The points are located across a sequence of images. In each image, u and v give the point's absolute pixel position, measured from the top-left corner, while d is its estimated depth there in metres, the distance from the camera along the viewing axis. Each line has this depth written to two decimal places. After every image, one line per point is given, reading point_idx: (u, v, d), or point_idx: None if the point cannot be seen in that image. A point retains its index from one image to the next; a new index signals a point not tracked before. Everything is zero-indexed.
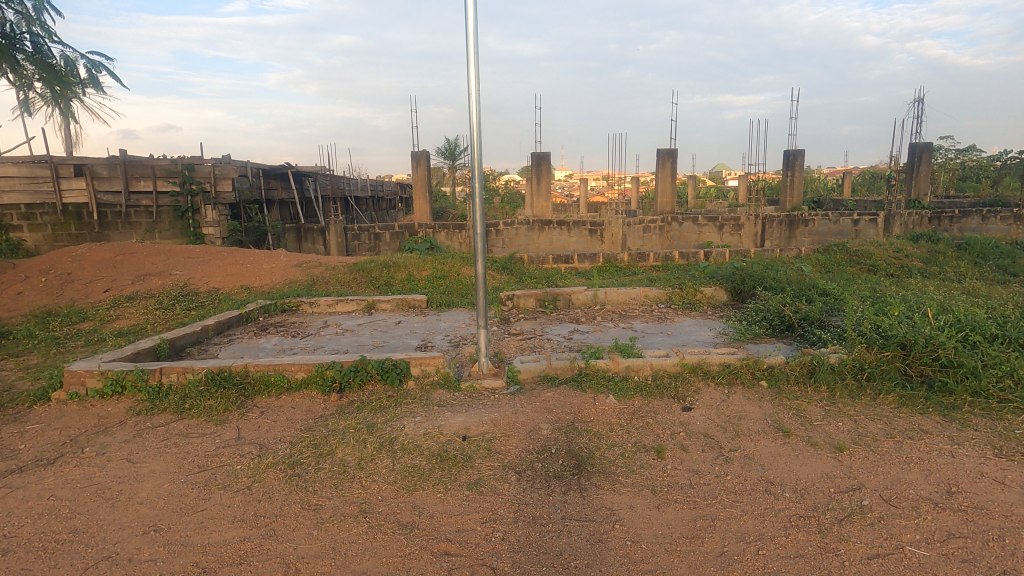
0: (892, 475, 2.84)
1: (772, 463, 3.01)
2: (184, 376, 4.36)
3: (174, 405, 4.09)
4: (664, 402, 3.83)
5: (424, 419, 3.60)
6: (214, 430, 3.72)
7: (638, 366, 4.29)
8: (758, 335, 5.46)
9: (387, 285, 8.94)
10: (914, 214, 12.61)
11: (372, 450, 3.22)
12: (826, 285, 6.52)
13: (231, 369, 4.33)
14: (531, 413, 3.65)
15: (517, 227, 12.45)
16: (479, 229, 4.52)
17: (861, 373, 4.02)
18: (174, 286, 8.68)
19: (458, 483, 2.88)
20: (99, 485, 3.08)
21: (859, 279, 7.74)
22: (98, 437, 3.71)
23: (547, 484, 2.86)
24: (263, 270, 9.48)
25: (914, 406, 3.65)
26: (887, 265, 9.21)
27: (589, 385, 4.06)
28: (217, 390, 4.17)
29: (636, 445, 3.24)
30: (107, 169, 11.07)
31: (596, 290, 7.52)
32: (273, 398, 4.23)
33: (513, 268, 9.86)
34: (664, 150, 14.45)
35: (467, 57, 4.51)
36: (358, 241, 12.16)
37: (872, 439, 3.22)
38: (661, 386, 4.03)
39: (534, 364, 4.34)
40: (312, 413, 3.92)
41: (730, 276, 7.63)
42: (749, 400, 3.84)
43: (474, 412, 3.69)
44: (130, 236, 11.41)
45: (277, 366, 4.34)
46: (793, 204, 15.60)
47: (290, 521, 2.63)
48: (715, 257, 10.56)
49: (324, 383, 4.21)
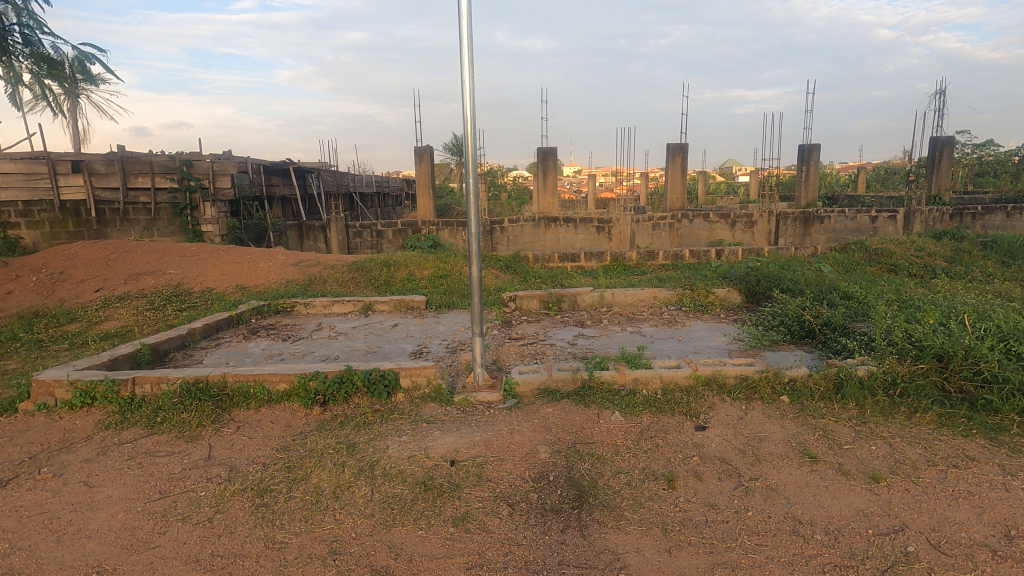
0: (939, 514, 2.48)
1: (798, 496, 2.66)
2: (158, 388, 4.08)
3: (145, 419, 3.80)
4: (675, 421, 3.47)
5: (410, 440, 3.26)
6: (183, 449, 3.43)
7: (646, 378, 3.92)
8: (776, 342, 5.12)
9: (387, 285, 8.63)
10: (935, 211, 12.15)
11: (350, 475, 2.90)
12: (849, 286, 6.12)
13: (208, 379, 4.05)
14: (527, 432, 3.31)
15: (523, 224, 12.09)
16: (475, 229, 4.15)
17: (894, 388, 3.65)
18: (167, 286, 8.42)
19: (442, 517, 2.56)
20: (47, 514, 2.78)
21: (881, 280, 7.32)
22: (58, 455, 3.42)
23: (542, 520, 2.53)
24: (259, 268, 9.20)
25: (955, 427, 3.27)
26: (909, 264, 8.78)
27: (593, 400, 3.71)
28: (191, 402, 3.89)
29: (644, 472, 2.90)
30: (105, 165, 10.85)
31: (603, 291, 7.17)
32: (251, 410, 3.93)
33: (517, 265, 9.49)
34: (675, 144, 13.92)
35: (461, 43, 4.15)
36: (359, 239, 11.88)
37: (911, 468, 2.85)
38: (672, 402, 3.67)
39: (534, 375, 3.99)
40: (291, 430, 3.62)
41: (745, 277, 7.24)
42: (770, 418, 3.48)
43: (466, 431, 3.34)
44: (127, 234, 11.20)
45: (256, 376, 4.05)
46: (809, 200, 15.12)
47: (250, 564, 2.32)
48: (728, 255, 10.17)
49: (307, 396, 3.91)
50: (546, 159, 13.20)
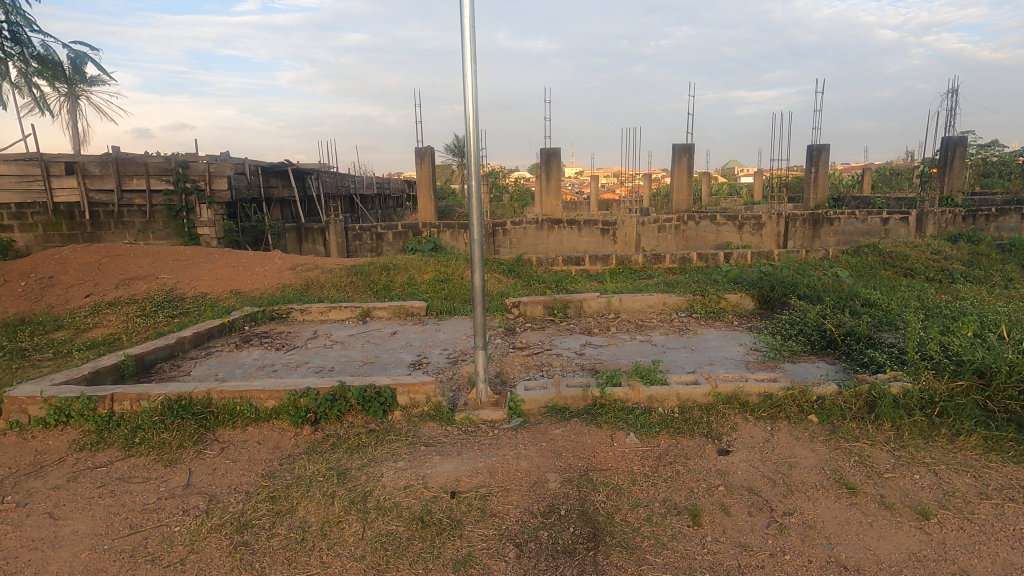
0: (1002, 559, 2.20)
1: (840, 535, 2.38)
2: (138, 405, 3.81)
3: (122, 440, 3.53)
4: (695, 444, 3.19)
5: (407, 466, 2.98)
6: (161, 475, 3.15)
7: (662, 396, 3.64)
8: (796, 353, 4.86)
9: (386, 290, 8.37)
10: (948, 213, 11.84)
11: (340, 508, 2.62)
12: (870, 293, 5.83)
13: (191, 396, 3.78)
14: (535, 458, 3.02)
15: (526, 227, 11.83)
16: (477, 233, 3.87)
17: (932, 408, 3.37)
18: (159, 291, 8.16)
19: (442, 561, 2.28)
20: (5, 553, 2.51)
21: (900, 285, 7.04)
22: (26, 482, 3.15)
23: (554, 564, 2.25)
24: (255, 273, 8.95)
25: (1004, 452, 2.98)
26: (926, 268, 8.49)
27: (606, 420, 3.43)
28: (173, 421, 3.62)
29: (666, 506, 2.62)
30: (99, 167, 10.59)
31: (610, 296, 6.88)
32: (237, 430, 3.66)
33: (520, 269, 9.22)
34: (680, 145, 13.67)
35: (462, 35, 3.87)
36: (359, 241, 11.63)
37: (962, 501, 2.57)
38: (691, 422, 3.39)
39: (540, 392, 3.71)
40: (279, 453, 3.35)
41: (758, 282, 6.96)
42: (799, 441, 3.20)
43: (468, 456, 3.07)
44: (122, 237, 10.94)
45: (243, 393, 3.78)
46: (818, 202, 14.83)
47: None
48: (737, 258, 9.89)
49: (297, 414, 3.64)
50: (549, 159, 12.93)
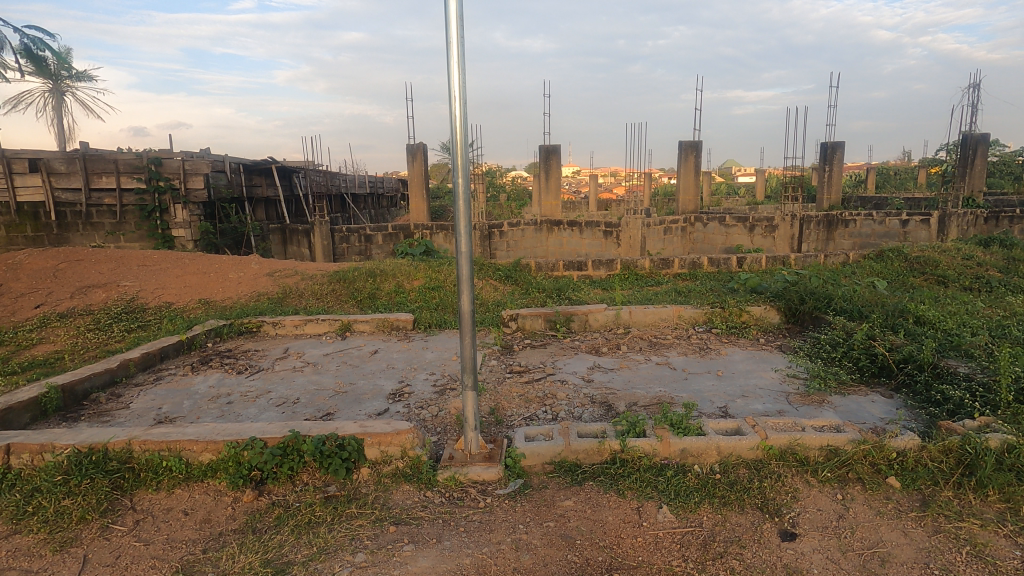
0: None
1: None
2: (41, 459, 3.04)
3: (10, 508, 2.74)
4: (749, 522, 2.44)
5: (368, 563, 2.22)
6: (44, 567, 2.38)
7: (698, 450, 2.89)
8: (844, 382, 4.12)
9: (371, 299, 7.60)
10: (970, 214, 11.11)
11: None
12: (920, 308, 5.09)
13: (106, 450, 3.01)
14: (540, 549, 2.27)
15: (524, 229, 11.08)
16: (465, 246, 3.10)
17: None
18: (120, 301, 7.37)
19: None
20: None
21: (942, 296, 6.30)
22: None
23: None
24: (228, 280, 8.16)
25: None
26: (959, 275, 7.78)
27: (629, 487, 2.67)
28: (79, 483, 2.83)
29: None
30: (65, 164, 9.79)
31: (620, 309, 6.10)
32: (161, 493, 2.89)
33: (518, 275, 8.46)
34: (687, 141, 12.93)
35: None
36: (346, 244, 10.84)
37: None
38: (738, 489, 2.64)
39: (545, 444, 2.95)
40: (206, 530, 2.58)
41: (784, 293, 6.21)
42: (884, 519, 2.45)
43: (450, 546, 2.31)
44: (90, 239, 10.13)
45: (172, 444, 3.02)
46: (830, 202, 14.09)
47: None
48: (751, 263, 9.17)
49: (237, 472, 2.86)
50: (550, 155, 12.12)
